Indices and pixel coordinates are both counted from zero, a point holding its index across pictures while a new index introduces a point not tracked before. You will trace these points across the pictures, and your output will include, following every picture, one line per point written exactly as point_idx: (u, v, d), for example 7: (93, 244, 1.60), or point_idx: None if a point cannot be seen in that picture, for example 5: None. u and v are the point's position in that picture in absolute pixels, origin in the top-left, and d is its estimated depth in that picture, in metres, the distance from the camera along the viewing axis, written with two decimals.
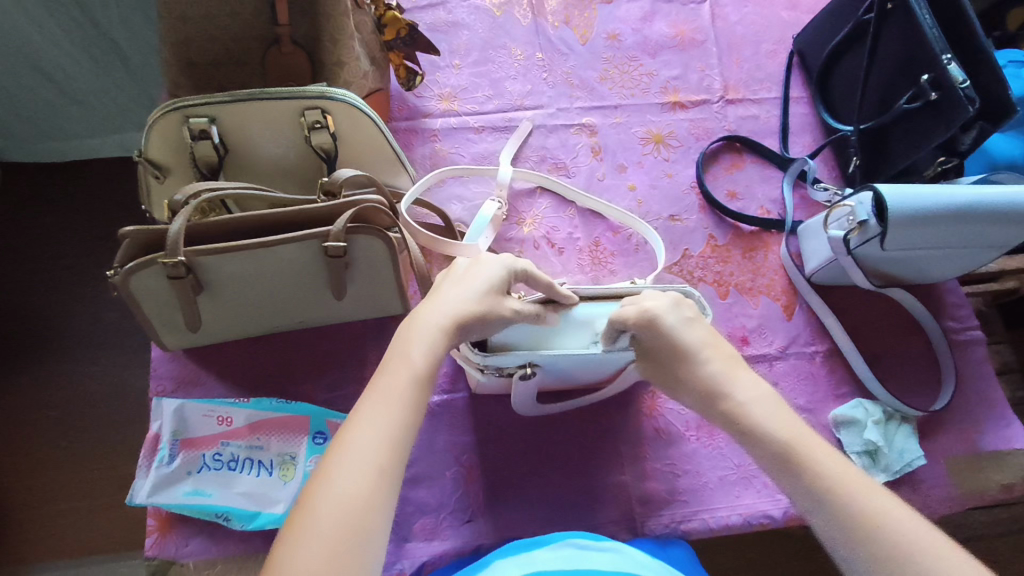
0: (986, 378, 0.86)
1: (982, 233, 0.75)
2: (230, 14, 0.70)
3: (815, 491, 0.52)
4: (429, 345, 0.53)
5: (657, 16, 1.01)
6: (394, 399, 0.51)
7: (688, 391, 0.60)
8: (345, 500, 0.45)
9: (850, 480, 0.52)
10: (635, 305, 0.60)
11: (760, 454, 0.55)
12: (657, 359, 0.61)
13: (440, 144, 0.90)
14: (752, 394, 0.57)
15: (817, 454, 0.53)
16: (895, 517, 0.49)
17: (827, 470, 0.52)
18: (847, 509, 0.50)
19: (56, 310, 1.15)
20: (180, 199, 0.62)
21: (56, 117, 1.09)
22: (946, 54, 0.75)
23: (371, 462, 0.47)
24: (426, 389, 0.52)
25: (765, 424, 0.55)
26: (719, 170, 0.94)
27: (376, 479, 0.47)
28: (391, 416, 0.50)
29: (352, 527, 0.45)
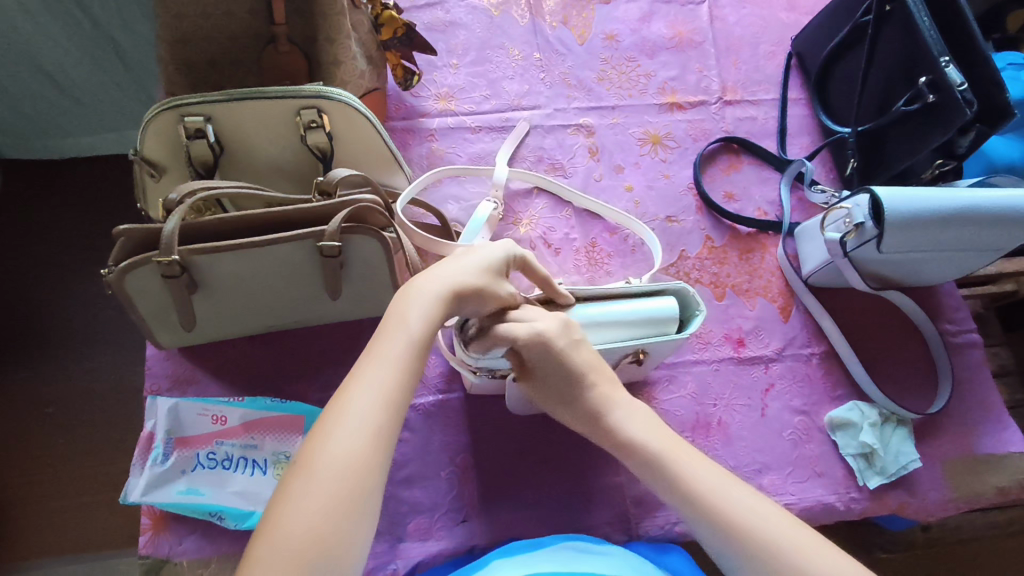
0: (982, 381, 0.86)
1: (978, 236, 0.75)
2: (227, 13, 0.70)
3: (685, 494, 0.55)
4: (426, 311, 0.52)
5: (656, 17, 1.01)
6: (391, 362, 0.49)
7: (572, 412, 0.60)
8: (342, 464, 0.44)
9: (717, 478, 0.55)
10: (532, 322, 0.58)
11: (636, 460, 0.58)
12: (544, 381, 0.60)
13: (437, 144, 0.90)
14: (630, 410, 0.60)
15: (682, 459, 0.56)
16: (760, 513, 0.52)
17: (694, 474, 0.55)
18: (719, 507, 0.53)
19: (54, 308, 1.15)
20: (173, 198, 0.62)
21: (54, 115, 1.09)
22: (943, 57, 0.76)
23: (367, 426, 0.46)
24: (421, 352, 0.52)
25: (641, 434, 0.58)
26: (717, 171, 0.94)
27: (373, 443, 0.46)
28: (388, 379, 0.49)
29: (348, 491, 0.44)
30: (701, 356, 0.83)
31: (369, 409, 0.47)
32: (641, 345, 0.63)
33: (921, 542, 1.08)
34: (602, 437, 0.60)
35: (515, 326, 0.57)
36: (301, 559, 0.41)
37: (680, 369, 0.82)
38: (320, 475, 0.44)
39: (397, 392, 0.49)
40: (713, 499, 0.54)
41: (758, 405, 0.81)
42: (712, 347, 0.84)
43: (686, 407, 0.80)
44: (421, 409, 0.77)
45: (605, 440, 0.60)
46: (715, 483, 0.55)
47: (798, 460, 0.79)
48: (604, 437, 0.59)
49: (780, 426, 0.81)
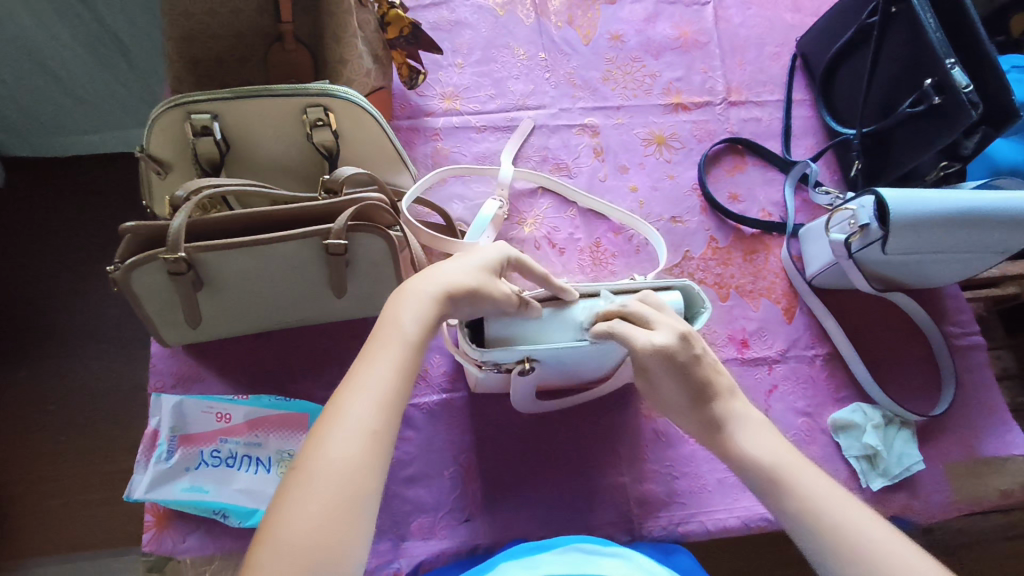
0: (986, 384, 0.86)
1: (984, 238, 0.75)
2: (233, 11, 0.70)
3: (806, 518, 0.50)
4: (421, 312, 0.52)
5: (661, 18, 1.01)
6: (386, 364, 0.49)
7: (690, 419, 0.58)
8: (337, 468, 0.44)
9: (846, 507, 0.50)
10: (642, 335, 0.56)
11: (751, 476, 0.53)
12: (656, 387, 0.60)
13: (441, 143, 0.90)
14: (751, 426, 0.55)
15: (807, 482, 0.51)
16: (892, 549, 0.47)
17: (818, 498, 0.50)
18: (846, 536, 0.48)
19: (57, 304, 1.15)
20: (181, 195, 0.62)
21: (58, 112, 1.09)
22: (949, 59, 0.75)
23: (364, 428, 0.46)
24: (419, 352, 0.51)
25: (765, 452, 0.54)
26: (722, 172, 0.94)
27: (369, 445, 0.46)
28: (384, 381, 0.48)
29: (345, 494, 0.43)
30: None
31: (365, 412, 0.47)
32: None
33: (923, 544, 1.08)
34: (719, 450, 0.56)
35: (626, 336, 0.57)
36: (298, 566, 0.40)
37: None
38: (317, 480, 0.43)
39: (393, 394, 0.48)
40: (838, 529, 0.49)
41: (762, 406, 0.81)
42: (716, 348, 0.84)
43: None
44: (425, 408, 0.77)
45: (722, 452, 0.56)
46: (841, 510, 0.50)
47: None
48: (721, 450, 0.56)
49: (784, 427, 0.81)
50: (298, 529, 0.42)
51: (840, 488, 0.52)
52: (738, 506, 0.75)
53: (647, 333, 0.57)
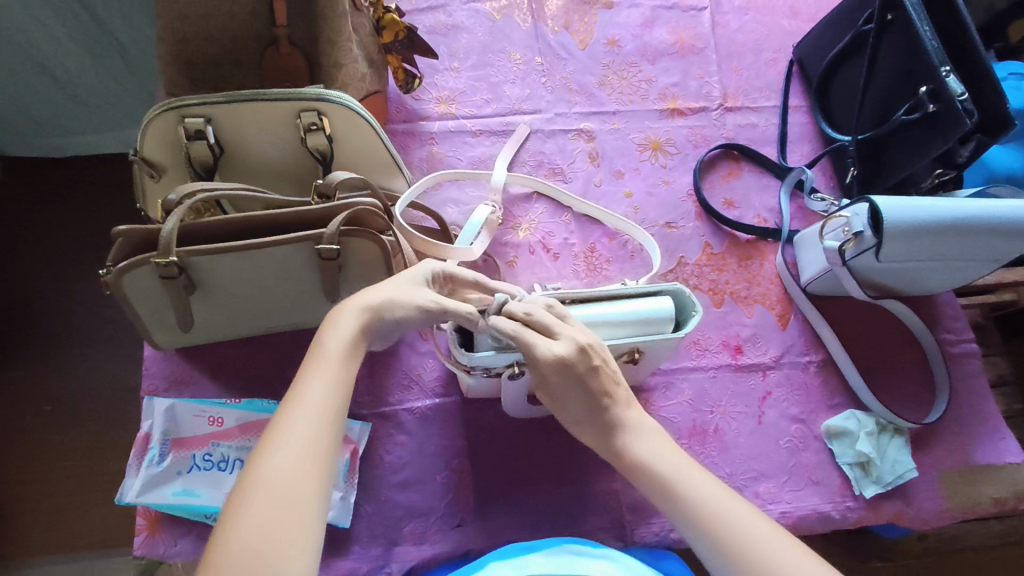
0: (979, 391, 0.86)
1: (978, 245, 0.75)
2: (228, 15, 0.70)
3: (693, 518, 0.51)
4: (350, 329, 0.54)
5: (658, 23, 1.01)
6: (321, 381, 0.51)
7: (588, 430, 0.59)
8: (281, 483, 0.44)
9: (730, 507, 0.51)
10: (545, 343, 0.57)
11: (645, 482, 0.55)
12: (555, 393, 0.59)
13: (437, 147, 0.90)
14: (640, 433, 0.57)
15: (692, 486, 0.53)
16: (769, 543, 0.49)
17: (703, 499, 0.52)
18: (729, 534, 0.50)
19: (53, 305, 1.15)
20: (173, 198, 0.62)
21: (55, 112, 1.09)
22: (944, 67, 0.75)
23: (304, 443, 0.47)
24: (351, 368, 0.53)
25: (652, 455, 0.55)
26: (717, 178, 0.94)
27: (311, 459, 0.46)
28: (320, 398, 0.50)
29: (292, 508, 0.44)
30: (698, 363, 0.83)
31: (305, 427, 0.48)
32: (636, 343, 0.64)
33: (917, 551, 1.08)
34: (615, 459, 0.57)
35: (527, 344, 0.57)
36: None
37: (678, 376, 0.82)
38: (261, 498, 0.43)
39: (331, 410, 0.50)
40: (723, 527, 0.50)
41: (755, 413, 0.81)
42: (709, 354, 0.84)
43: (683, 414, 0.80)
44: (418, 412, 0.77)
45: (617, 461, 0.57)
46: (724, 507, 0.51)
47: (794, 468, 0.79)
48: (614, 456, 0.57)
49: (777, 434, 0.81)
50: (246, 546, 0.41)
51: (729, 488, 0.53)
52: None
53: (547, 342, 0.57)
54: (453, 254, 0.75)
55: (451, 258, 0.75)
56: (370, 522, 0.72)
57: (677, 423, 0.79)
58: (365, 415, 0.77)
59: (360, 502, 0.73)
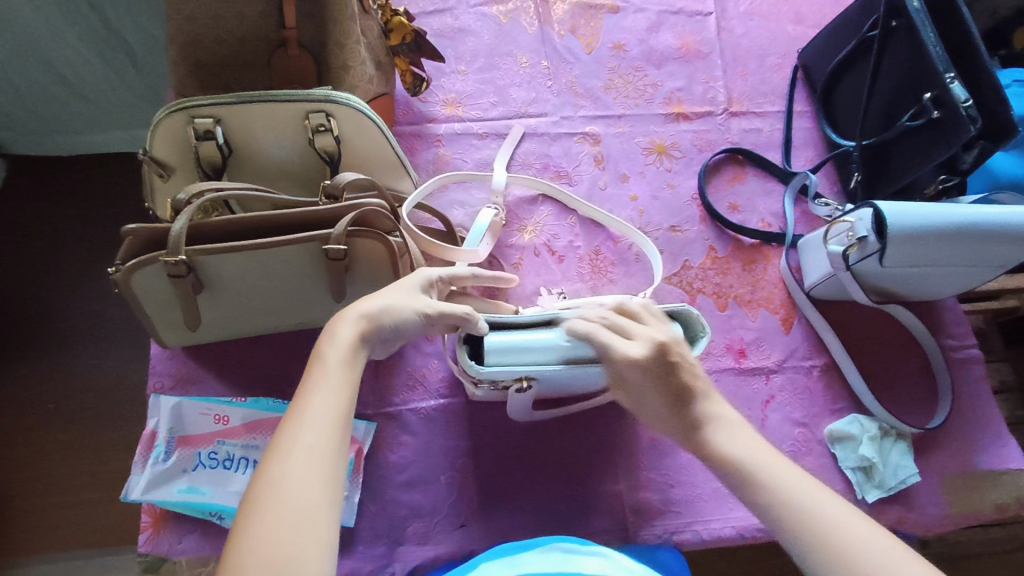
0: (982, 397, 0.86)
1: (982, 251, 0.75)
2: (239, 16, 0.71)
3: (773, 501, 0.52)
4: (349, 336, 0.55)
5: (663, 27, 1.01)
6: (324, 392, 0.51)
7: (666, 423, 0.59)
8: (291, 491, 0.45)
9: (807, 490, 0.52)
10: (621, 344, 0.59)
11: (723, 467, 0.55)
12: (626, 391, 0.61)
13: (443, 150, 0.90)
14: (723, 424, 0.58)
15: (772, 469, 0.54)
16: (845, 521, 0.50)
17: (782, 482, 0.53)
18: (804, 518, 0.51)
19: (59, 303, 1.15)
20: (182, 198, 0.63)
21: (63, 111, 1.10)
22: (948, 73, 0.76)
23: (312, 449, 0.48)
24: (354, 372, 0.54)
25: (734, 442, 0.56)
26: (722, 182, 0.94)
27: (319, 464, 0.47)
28: (325, 404, 0.51)
29: (304, 514, 0.45)
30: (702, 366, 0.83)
31: (311, 434, 0.49)
32: None
33: (919, 556, 1.08)
34: (693, 446, 0.57)
35: (605, 344, 0.59)
36: None
37: None
38: (273, 508, 0.44)
39: (335, 416, 0.50)
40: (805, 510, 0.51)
41: (758, 416, 0.81)
42: (713, 357, 0.84)
43: None
44: (423, 413, 0.78)
45: (694, 448, 0.57)
46: (807, 492, 0.52)
47: None
48: (693, 442, 0.57)
49: (780, 438, 0.81)
50: (260, 556, 0.42)
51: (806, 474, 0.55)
52: (734, 516, 0.75)
53: (624, 342, 0.59)
54: (459, 256, 0.76)
55: (456, 259, 0.76)
56: (374, 521, 0.72)
57: None
58: (370, 415, 0.77)
59: (364, 501, 0.73)
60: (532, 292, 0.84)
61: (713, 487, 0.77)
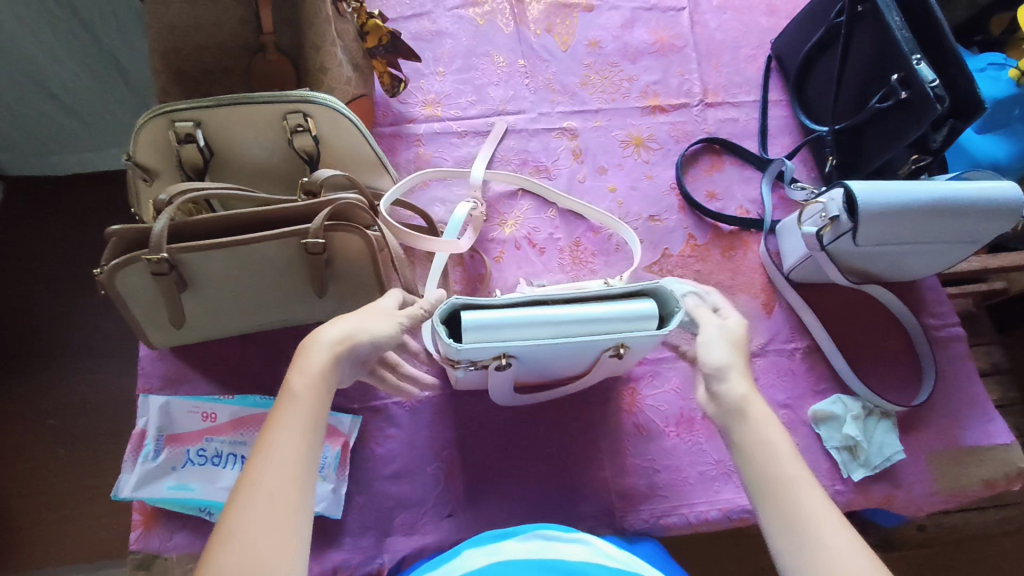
0: (966, 374, 0.86)
1: (953, 226, 0.76)
2: (216, 24, 0.73)
3: (790, 519, 0.49)
4: (320, 369, 0.53)
5: (638, 23, 1.03)
6: (292, 434, 0.50)
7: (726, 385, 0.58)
8: (256, 542, 0.43)
9: (829, 522, 0.48)
10: (722, 326, 0.63)
11: (762, 468, 0.52)
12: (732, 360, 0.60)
13: (423, 149, 0.92)
14: (764, 407, 0.56)
15: (802, 495, 0.50)
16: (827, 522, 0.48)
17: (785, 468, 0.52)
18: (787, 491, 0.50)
19: (56, 318, 1.17)
20: (163, 198, 0.64)
21: (56, 130, 1.12)
22: (914, 55, 0.77)
23: (276, 499, 0.46)
24: (324, 406, 0.53)
25: (774, 445, 0.53)
26: (699, 172, 0.96)
27: (284, 512, 0.46)
28: (290, 445, 0.49)
29: (268, 566, 0.43)
30: None
31: (277, 481, 0.47)
32: (620, 339, 0.63)
33: (917, 540, 1.08)
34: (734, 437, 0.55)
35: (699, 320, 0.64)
36: None
37: (665, 365, 0.83)
38: (235, 560, 0.42)
39: (300, 457, 0.49)
40: (811, 542, 0.47)
41: None
42: None
43: (671, 402, 0.81)
44: (408, 405, 0.78)
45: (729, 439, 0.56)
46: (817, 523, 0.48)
47: None
48: (739, 431, 0.55)
49: None
50: None
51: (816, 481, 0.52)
52: (719, 499, 0.76)
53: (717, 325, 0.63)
54: (441, 246, 0.77)
55: (439, 250, 0.77)
56: (362, 514, 0.73)
57: (665, 411, 0.80)
58: (357, 409, 0.78)
59: (351, 494, 0.74)
60: (514, 284, 0.86)
61: (699, 471, 0.77)
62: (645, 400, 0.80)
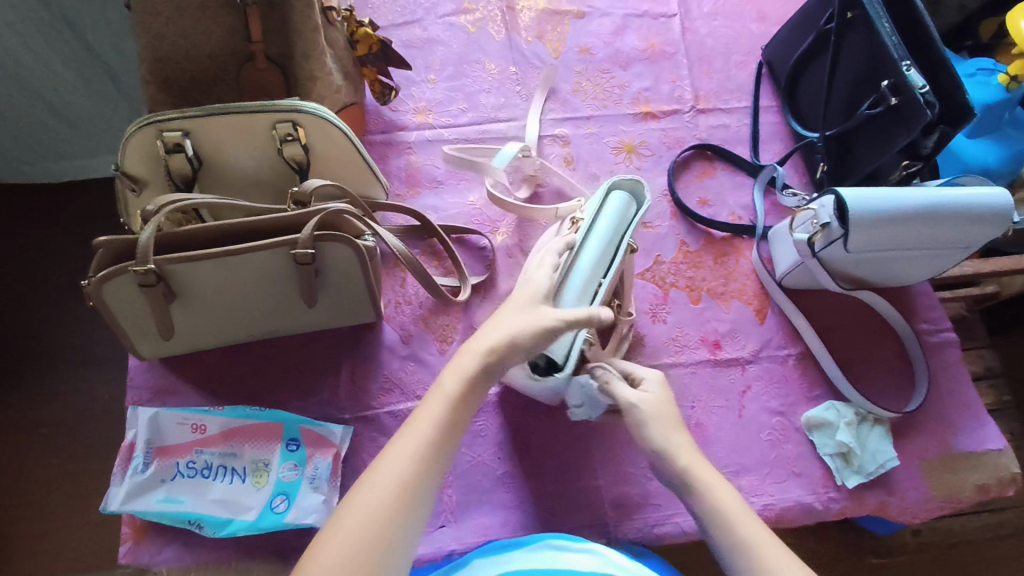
0: (959, 379, 0.86)
1: (944, 233, 0.76)
2: (205, 33, 0.72)
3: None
4: (470, 370, 0.57)
5: (629, 30, 1.03)
6: (432, 426, 0.55)
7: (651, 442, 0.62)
8: (376, 511, 0.49)
9: (771, 551, 0.54)
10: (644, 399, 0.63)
11: (720, 534, 0.56)
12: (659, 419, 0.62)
13: (414, 157, 0.92)
14: (683, 441, 0.62)
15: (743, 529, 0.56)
16: (768, 548, 0.54)
17: (722, 506, 0.57)
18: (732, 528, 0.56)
19: (46, 328, 1.16)
20: (151, 209, 0.63)
21: (45, 139, 1.11)
22: (904, 61, 0.77)
23: (403, 482, 0.51)
24: (467, 409, 0.56)
25: (726, 508, 0.57)
26: (691, 178, 0.96)
27: (405, 493, 0.51)
28: (429, 435, 0.54)
29: (377, 535, 0.49)
30: (678, 360, 0.84)
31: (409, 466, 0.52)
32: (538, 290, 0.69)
33: (912, 545, 1.08)
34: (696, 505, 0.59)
35: (612, 393, 0.65)
36: None
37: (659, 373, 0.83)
38: (353, 523, 0.49)
39: (436, 451, 0.54)
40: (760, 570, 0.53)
41: (735, 406, 0.82)
42: (688, 350, 0.85)
43: None
44: (400, 415, 0.78)
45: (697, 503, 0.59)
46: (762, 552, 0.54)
47: (776, 461, 0.80)
48: (693, 500, 0.59)
49: (758, 427, 0.81)
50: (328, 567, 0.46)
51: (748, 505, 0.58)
52: None
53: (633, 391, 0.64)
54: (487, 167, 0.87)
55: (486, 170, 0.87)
56: None
57: None
58: (348, 419, 0.77)
59: None
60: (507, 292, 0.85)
61: None
62: None
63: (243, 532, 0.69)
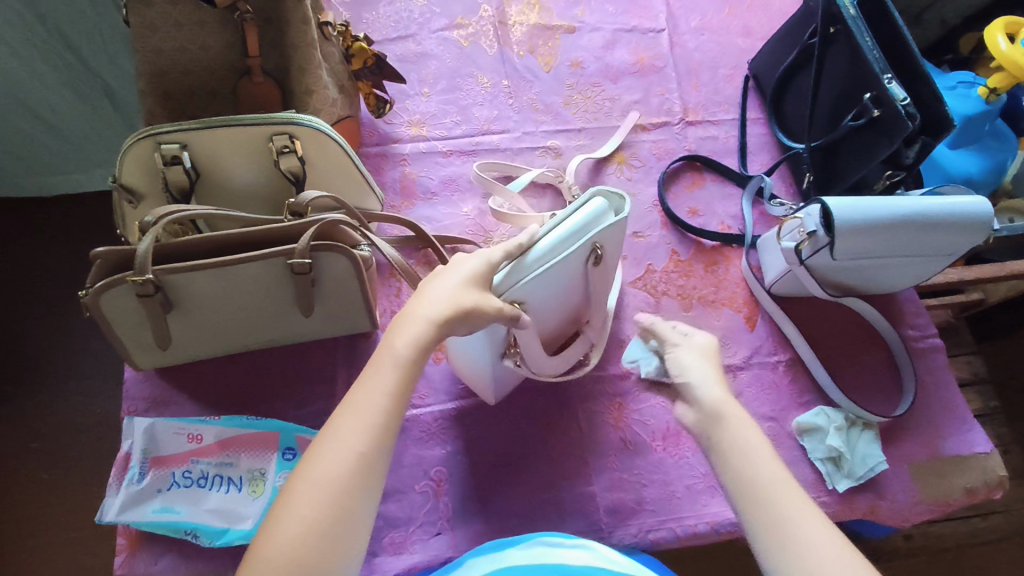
0: (946, 384, 0.88)
1: (925, 239, 0.78)
2: (202, 48, 0.74)
3: (757, 521, 0.50)
4: (420, 334, 0.54)
5: (619, 44, 1.06)
6: (380, 391, 0.51)
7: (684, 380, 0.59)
8: (327, 485, 0.47)
9: (788, 498, 0.51)
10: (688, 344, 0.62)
11: (730, 471, 0.53)
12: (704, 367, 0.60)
13: (408, 168, 0.94)
14: (715, 380, 0.58)
15: (759, 468, 0.52)
16: (785, 498, 0.51)
17: (740, 442, 0.54)
18: (747, 467, 0.52)
19: (40, 340, 1.16)
20: (149, 220, 0.64)
21: (41, 152, 1.12)
22: (885, 74, 0.79)
23: (354, 453, 0.48)
24: (419, 369, 0.53)
25: (744, 449, 0.53)
26: (681, 189, 0.98)
27: (355, 463, 0.48)
28: (377, 401, 0.51)
29: (328, 511, 0.46)
30: None
31: (360, 435, 0.49)
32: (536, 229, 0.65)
33: (903, 550, 1.09)
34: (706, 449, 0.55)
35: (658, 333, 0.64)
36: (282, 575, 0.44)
37: None
38: (305, 499, 0.46)
39: (388, 417, 0.50)
40: (768, 511, 0.50)
41: None
42: None
43: (658, 416, 0.81)
44: None
45: (705, 445, 0.56)
46: (775, 492, 0.51)
47: None
48: (706, 434, 0.56)
49: None
50: (284, 544, 0.45)
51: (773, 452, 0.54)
52: (707, 512, 0.76)
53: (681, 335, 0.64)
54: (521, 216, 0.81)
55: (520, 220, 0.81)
56: None
57: (652, 425, 0.81)
58: None
59: None
60: None
61: (686, 485, 0.78)
62: (631, 415, 0.81)
63: (239, 542, 0.69)
